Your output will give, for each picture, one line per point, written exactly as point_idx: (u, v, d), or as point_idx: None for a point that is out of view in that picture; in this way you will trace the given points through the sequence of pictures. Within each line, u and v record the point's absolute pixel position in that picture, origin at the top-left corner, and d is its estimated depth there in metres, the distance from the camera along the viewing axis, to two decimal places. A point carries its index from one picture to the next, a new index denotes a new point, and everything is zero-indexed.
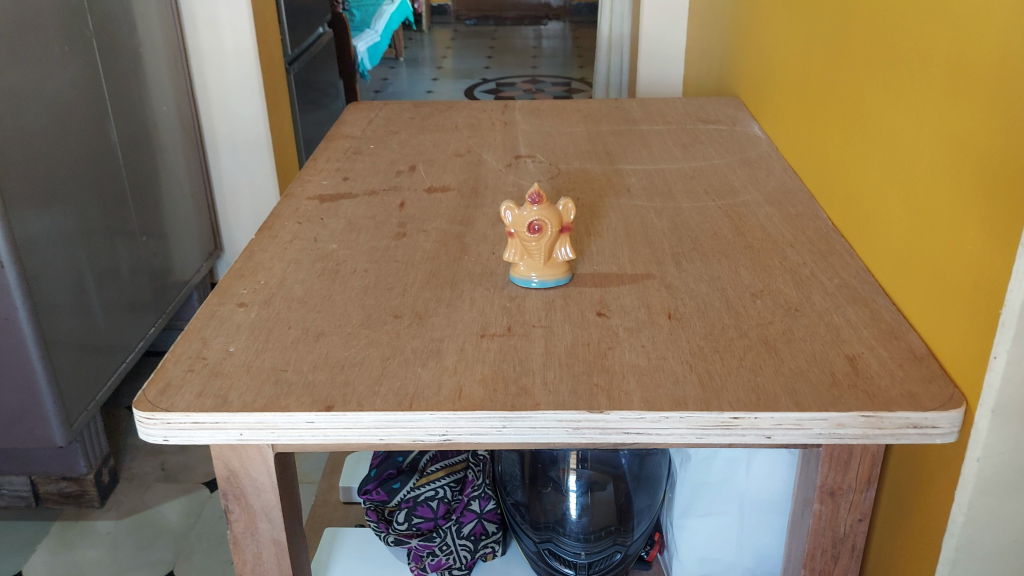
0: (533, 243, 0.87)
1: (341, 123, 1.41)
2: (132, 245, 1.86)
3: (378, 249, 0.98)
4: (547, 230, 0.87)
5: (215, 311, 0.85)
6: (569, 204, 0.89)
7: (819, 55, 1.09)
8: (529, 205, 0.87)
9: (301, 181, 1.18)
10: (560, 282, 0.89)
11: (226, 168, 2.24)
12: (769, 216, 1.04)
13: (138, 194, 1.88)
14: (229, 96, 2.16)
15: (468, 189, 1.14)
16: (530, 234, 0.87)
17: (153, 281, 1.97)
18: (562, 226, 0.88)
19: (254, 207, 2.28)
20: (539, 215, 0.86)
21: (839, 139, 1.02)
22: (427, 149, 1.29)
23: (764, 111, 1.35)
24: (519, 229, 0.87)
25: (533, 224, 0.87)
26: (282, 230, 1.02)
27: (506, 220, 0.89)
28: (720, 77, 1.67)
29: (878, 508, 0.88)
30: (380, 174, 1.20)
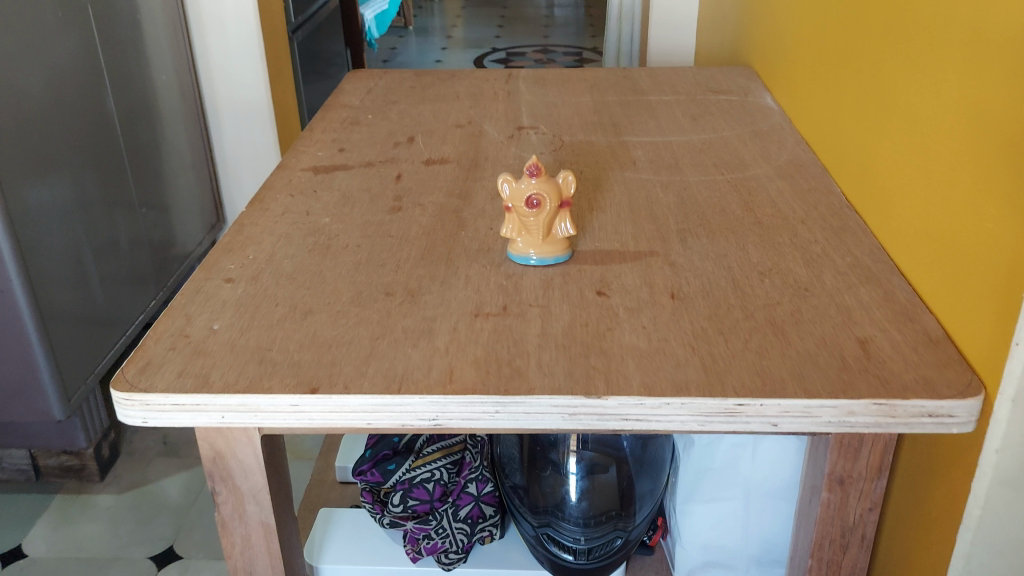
0: (532, 218, 0.84)
1: (340, 92, 1.37)
2: (131, 218, 1.83)
3: (371, 224, 0.94)
4: (546, 205, 0.83)
5: (201, 286, 0.82)
6: (568, 177, 0.85)
7: (836, 25, 1.04)
8: (527, 178, 0.84)
9: (296, 152, 1.14)
10: (560, 259, 0.86)
11: (227, 138, 2.20)
12: (780, 191, 1.00)
13: (136, 165, 1.85)
14: (229, 64, 2.10)
15: (469, 162, 1.10)
16: (528, 209, 0.83)
17: (154, 254, 1.95)
18: (562, 200, 0.85)
19: (255, 179, 2.24)
20: (537, 188, 0.83)
21: (855, 114, 0.97)
22: (427, 120, 1.24)
23: (778, 84, 1.30)
24: (517, 203, 0.84)
25: (532, 198, 0.83)
26: (273, 203, 0.99)
27: (503, 194, 0.85)
28: (733, 46, 1.61)
29: (888, 496, 0.85)
30: (377, 145, 1.16)
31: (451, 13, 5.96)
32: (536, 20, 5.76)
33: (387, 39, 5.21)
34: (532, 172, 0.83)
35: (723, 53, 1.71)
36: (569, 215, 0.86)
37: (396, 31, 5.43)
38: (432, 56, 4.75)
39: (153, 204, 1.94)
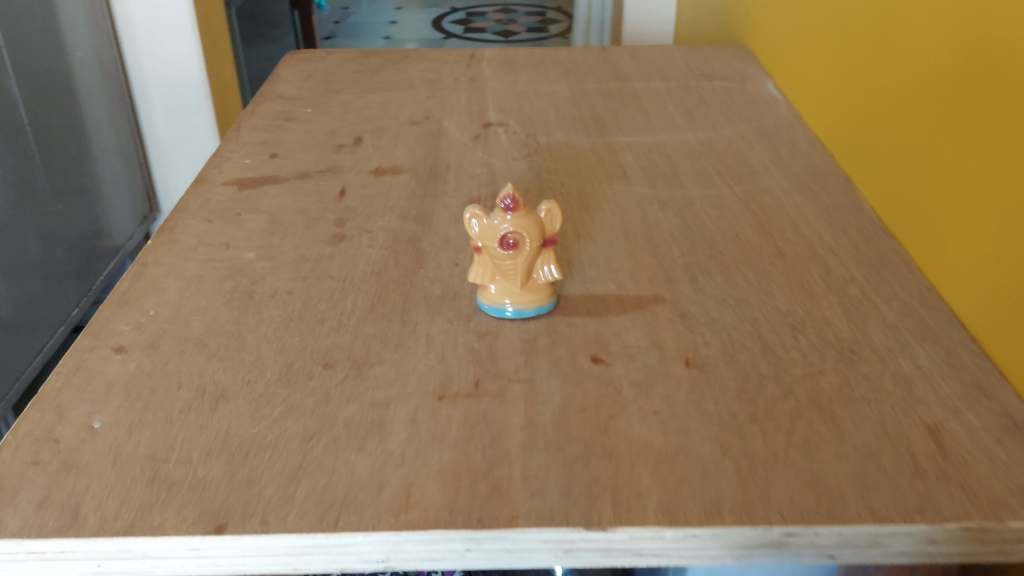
0: (507, 262, 0.67)
1: (273, 78, 1.17)
2: (43, 217, 1.62)
3: (308, 261, 0.76)
4: (525, 245, 0.66)
5: (83, 361, 0.63)
6: (553, 208, 0.67)
7: (862, 10, 0.88)
8: (500, 211, 0.66)
9: (216, 160, 0.95)
10: (542, 312, 0.69)
11: (158, 118, 1.97)
12: (800, 209, 0.85)
13: (49, 157, 1.63)
14: (156, 33, 1.86)
15: (428, 171, 0.92)
16: (502, 251, 0.66)
17: (77, 253, 1.74)
18: (545, 239, 0.67)
19: (194, 163, 2.02)
20: (513, 227, 0.65)
21: (891, 118, 0.82)
22: (376, 115, 1.06)
23: (780, 73, 1.15)
24: (488, 243, 0.66)
25: (507, 239, 0.65)
26: (184, 232, 0.80)
27: (470, 230, 0.68)
28: (722, 20, 1.44)
29: (916, 572, 0.72)
30: (317, 149, 0.97)
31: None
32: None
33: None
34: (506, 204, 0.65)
35: (708, 29, 1.53)
36: (554, 256, 0.69)
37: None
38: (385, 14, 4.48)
39: (74, 198, 1.72)
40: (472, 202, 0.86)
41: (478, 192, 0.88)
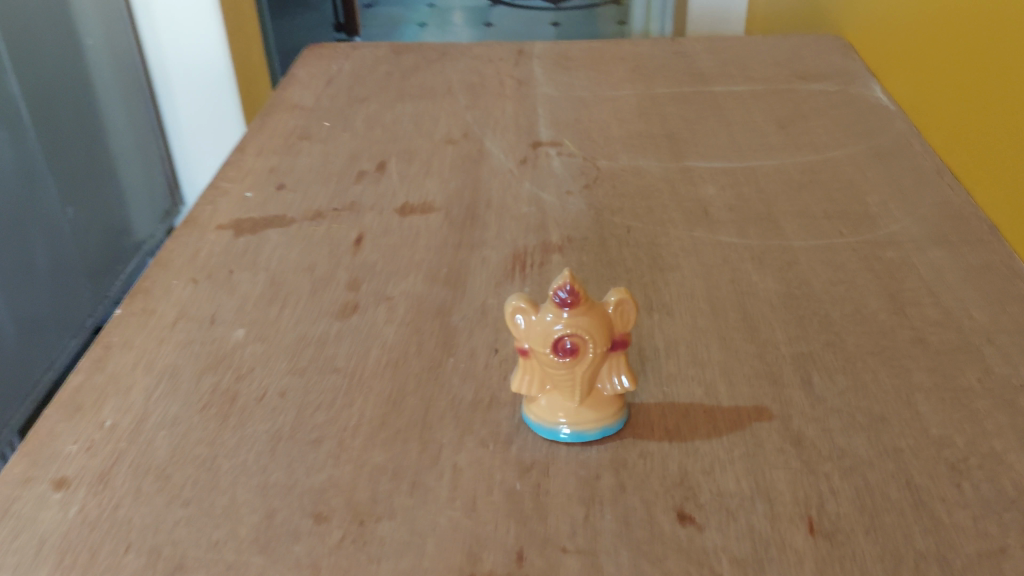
0: (563, 372, 0.50)
1: (288, 82, 1.01)
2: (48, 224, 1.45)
3: (309, 344, 0.60)
4: (587, 351, 0.49)
5: (10, 502, 0.49)
6: (625, 299, 0.50)
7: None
8: (554, 306, 0.49)
9: (214, 194, 0.79)
10: (608, 434, 0.52)
11: None
12: (940, 269, 0.66)
13: (69, 158, 1.52)
14: (176, 13, 1.63)
15: (464, 212, 0.76)
16: (556, 360, 0.49)
17: (100, 245, 1.60)
18: (613, 340, 0.50)
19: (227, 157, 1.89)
20: (571, 329, 0.48)
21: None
22: (405, 133, 0.89)
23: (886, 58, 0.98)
24: (538, 348, 0.49)
25: (563, 343, 0.49)
26: (163, 301, 0.65)
27: (511, 328, 0.51)
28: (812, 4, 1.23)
29: None
30: (333, 180, 0.81)
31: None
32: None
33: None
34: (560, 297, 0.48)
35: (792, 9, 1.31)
36: (625, 360, 0.51)
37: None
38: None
39: (81, 193, 1.54)
40: (518, 256, 0.69)
41: (525, 241, 0.71)
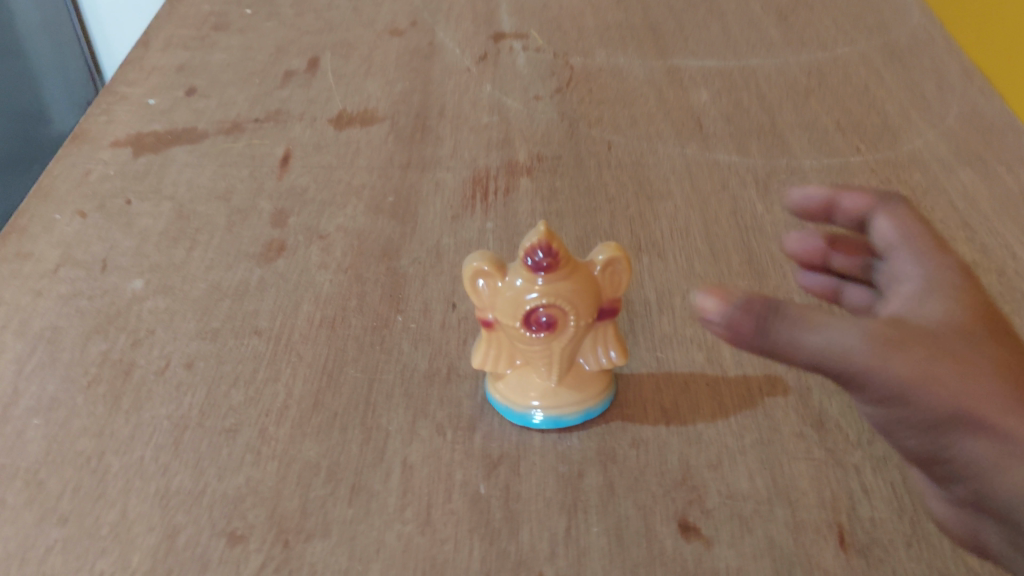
0: (538, 348, 0.40)
1: None
2: None
3: (224, 298, 0.49)
4: (568, 324, 0.39)
5: None
6: (617, 257, 0.39)
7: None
8: (526, 269, 0.38)
9: (108, 99, 0.66)
10: (591, 418, 0.42)
11: None
12: (971, 196, 0.56)
13: None
14: None
15: (413, 121, 0.63)
16: (528, 335, 0.39)
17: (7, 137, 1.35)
18: (601, 309, 0.40)
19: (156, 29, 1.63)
20: (547, 299, 0.38)
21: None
22: (342, 21, 0.75)
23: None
24: (505, 319, 0.39)
25: (538, 315, 0.39)
26: (42, 240, 0.53)
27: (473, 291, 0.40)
28: None
29: None
30: (254, 80, 0.68)
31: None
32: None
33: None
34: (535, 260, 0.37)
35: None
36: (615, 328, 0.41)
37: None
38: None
39: None
40: (478, 180, 0.58)
41: (487, 161, 0.60)
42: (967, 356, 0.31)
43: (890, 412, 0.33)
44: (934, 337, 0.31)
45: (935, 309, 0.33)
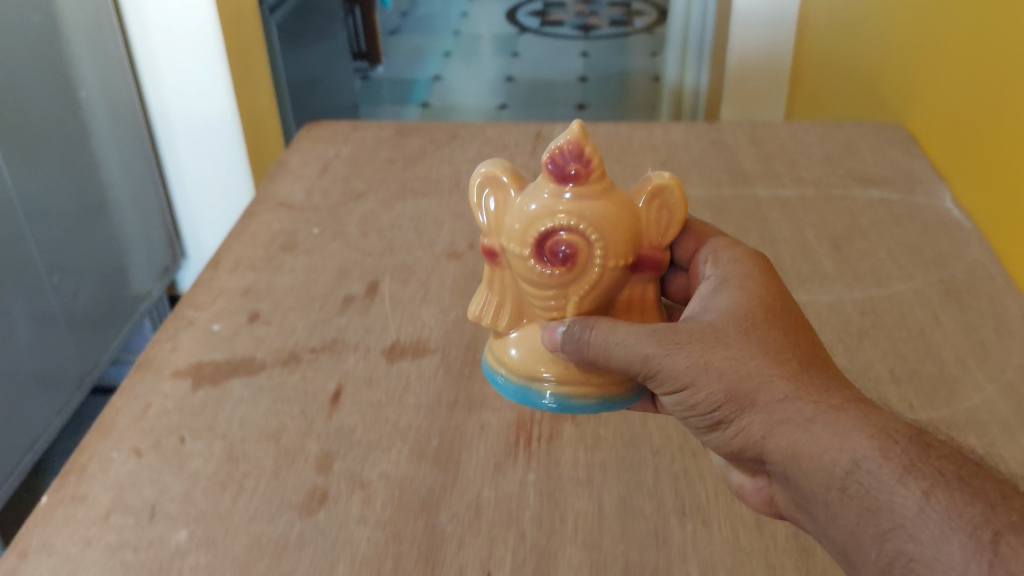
0: (551, 275, 0.52)
1: (278, 170, 0.90)
2: (24, 297, 1.17)
3: (263, 556, 0.50)
4: (581, 247, 0.51)
5: None
6: (651, 196, 0.53)
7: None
8: (553, 184, 0.51)
9: (177, 325, 0.69)
10: (610, 407, 0.54)
11: (183, 162, 1.48)
12: None
13: (38, 225, 1.19)
14: (176, 51, 1.37)
15: (463, 353, 0.65)
16: (548, 254, 0.51)
17: (95, 294, 1.34)
18: (629, 243, 0.52)
19: (223, 206, 1.52)
20: (569, 219, 0.50)
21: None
22: (403, 242, 0.79)
23: (909, 61, 0.95)
24: (520, 246, 0.52)
25: (556, 233, 0.51)
26: (97, 482, 0.55)
27: (487, 221, 0.54)
28: (866, 88, 1.10)
29: None
30: (315, 306, 0.70)
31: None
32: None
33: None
34: (563, 166, 0.51)
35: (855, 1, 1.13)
36: (648, 277, 0.54)
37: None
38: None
39: (65, 258, 1.26)
40: (522, 423, 0.59)
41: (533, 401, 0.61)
42: (749, 358, 0.45)
43: (693, 400, 0.46)
44: (734, 335, 0.46)
45: (726, 321, 0.47)
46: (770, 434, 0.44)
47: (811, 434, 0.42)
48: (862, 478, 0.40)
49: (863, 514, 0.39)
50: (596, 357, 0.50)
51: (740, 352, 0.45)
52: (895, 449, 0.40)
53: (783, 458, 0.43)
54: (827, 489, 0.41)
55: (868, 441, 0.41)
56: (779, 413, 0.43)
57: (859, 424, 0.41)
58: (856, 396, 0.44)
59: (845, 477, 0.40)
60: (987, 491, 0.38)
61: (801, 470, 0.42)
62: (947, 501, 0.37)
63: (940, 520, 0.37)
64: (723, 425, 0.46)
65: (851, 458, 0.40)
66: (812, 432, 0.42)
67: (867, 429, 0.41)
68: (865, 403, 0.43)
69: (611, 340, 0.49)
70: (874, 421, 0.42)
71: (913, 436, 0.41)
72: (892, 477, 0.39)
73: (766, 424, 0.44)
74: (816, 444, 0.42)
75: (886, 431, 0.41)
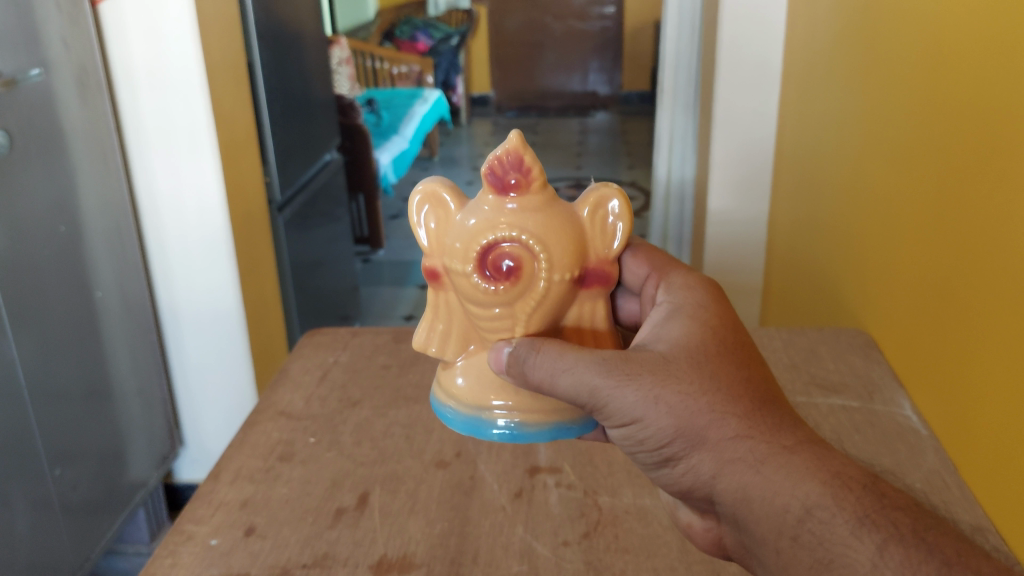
0: (496, 289, 0.65)
1: (280, 378, 0.96)
2: (26, 491, 1.19)
3: None
4: (521, 259, 0.64)
5: None
6: (587, 210, 0.66)
7: (956, 183, 0.82)
8: (496, 198, 0.65)
9: (176, 540, 0.72)
10: (562, 435, 0.67)
11: (189, 351, 1.55)
12: None
13: (50, 422, 1.23)
14: (191, 251, 1.47)
15: (447, 568, 0.68)
16: (493, 268, 0.64)
17: (95, 481, 1.36)
18: (570, 258, 0.65)
19: (224, 394, 1.57)
20: (509, 232, 0.63)
21: (994, 339, 0.74)
22: (394, 449, 0.84)
23: (857, 258, 1.07)
24: (464, 261, 0.65)
25: (499, 246, 0.64)
26: None
27: (430, 241, 0.67)
28: (827, 293, 1.20)
29: None
30: (308, 519, 0.74)
31: (455, 19, 5.28)
32: (571, 113, 5.32)
33: (352, 29, 4.53)
34: (503, 176, 0.64)
35: (823, 135, 1.22)
36: (595, 291, 0.68)
37: (363, 21, 4.76)
38: (448, 122, 4.18)
39: (70, 451, 1.29)
40: None
41: None
42: (704, 395, 0.57)
43: (641, 433, 0.58)
44: (692, 372, 0.58)
45: (678, 354, 0.59)
46: (720, 473, 0.57)
47: (763, 477, 0.55)
48: (811, 524, 0.52)
49: (812, 549, 0.52)
50: (537, 382, 0.61)
51: (686, 389, 0.57)
52: (850, 498, 0.53)
53: (731, 491, 0.56)
54: (778, 527, 0.53)
55: (817, 488, 0.53)
56: (727, 454, 0.56)
57: (811, 474, 0.54)
58: (805, 435, 0.57)
59: (801, 520, 0.53)
60: (946, 547, 0.49)
61: (754, 505, 0.55)
62: (901, 557, 0.49)
63: (896, 571, 0.49)
64: (673, 461, 0.58)
65: (803, 507, 0.53)
66: (763, 476, 0.55)
67: (818, 481, 0.54)
68: (817, 445, 0.56)
69: (558, 367, 0.60)
70: (827, 468, 0.54)
71: (866, 487, 0.53)
72: (847, 530, 0.51)
73: (716, 465, 0.57)
74: (769, 487, 0.54)
75: (841, 480, 0.54)
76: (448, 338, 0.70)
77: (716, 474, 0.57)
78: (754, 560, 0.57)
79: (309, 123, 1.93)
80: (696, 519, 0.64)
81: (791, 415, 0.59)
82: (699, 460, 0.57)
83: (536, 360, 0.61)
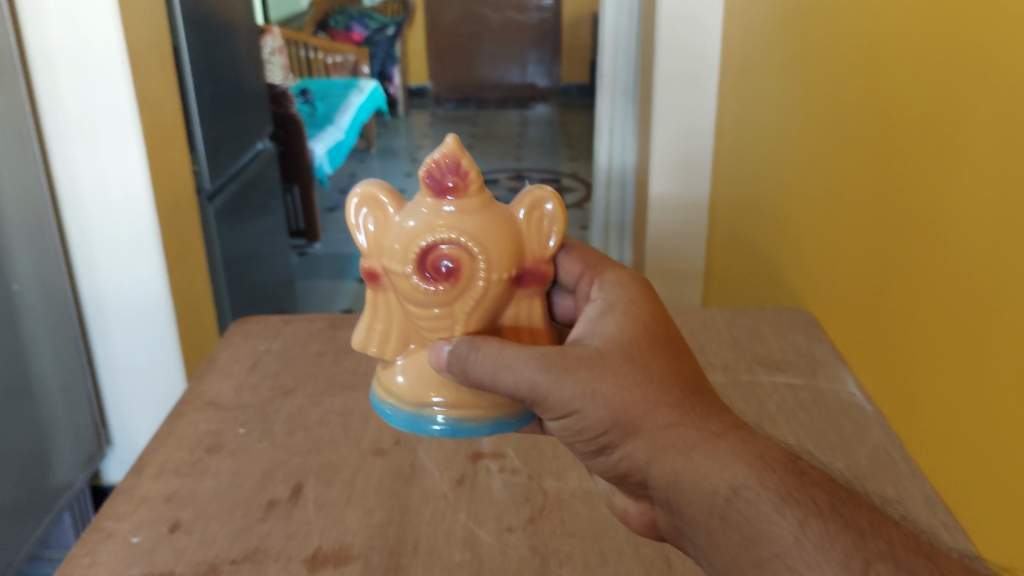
0: (436, 290, 0.62)
1: (208, 368, 0.91)
2: None
3: None
4: (460, 259, 0.61)
5: None
6: (526, 210, 0.64)
7: (891, 164, 0.82)
8: (434, 199, 0.62)
9: (95, 538, 0.67)
10: (503, 430, 0.64)
11: (115, 347, 1.48)
12: None
13: None
14: (116, 242, 1.40)
15: (386, 558, 0.65)
16: (433, 270, 0.61)
17: (17, 485, 1.29)
18: (509, 258, 0.63)
19: (153, 390, 1.51)
20: (448, 235, 0.60)
21: (939, 335, 0.73)
22: (330, 438, 0.80)
23: (797, 236, 1.08)
24: (403, 262, 0.62)
25: (438, 248, 0.61)
26: None
27: (369, 242, 0.64)
28: (768, 273, 1.21)
29: None
30: (238, 513, 0.70)
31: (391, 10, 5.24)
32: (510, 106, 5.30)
33: (285, 19, 4.43)
34: (441, 179, 0.61)
35: (763, 117, 1.21)
36: (532, 290, 0.66)
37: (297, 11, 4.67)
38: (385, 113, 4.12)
39: None
40: None
41: None
42: (637, 385, 0.55)
43: (578, 425, 0.56)
44: (622, 362, 0.56)
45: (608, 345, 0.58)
46: (653, 459, 0.54)
47: (694, 462, 0.53)
48: (737, 505, 0.50)
49: (738, 528, 0.50)
50: (475, 377, 0.59)
51: (622, 381, 0.55)
52: (773, 478, 0.51)
53: (665, 478, 0.54)
54: (706, 510, 0.52)
55: (743, 468, 0.52)
56: (659, 441, 0.54)
57: (737, 455, 0.53)
58: (731, 420, 0.56)
59: (728, 501, 0.51)
60: (860, 520, 0.49)
61: (686, 491, 0.53)
62: (821, 531, 0.48)
63: (817, 545, 0.47)
64: (610, 449, 0.56)
65: (729, 488, 0.51)
66: (696, 460, 0.53)
67: (743, 461, 0.52)
68: (744, 431, 0.55)
69: (497, 365, 0.58)
70: (751, 450, 0.53)
71: (787, 466, 0.52)
72: (771, 507, 0.50)
73: (650, 450, 0.55)
74: (698, 471, 0.53)
75: (763, 461, 0.52)
76: (387, 339, 0.66)
77: (650, 460, 0.55)
78: (689, 546, 0.55)
79: (240, 111, 1.86)
80: (631, 502, 0.61)
81: (718, 403, 0.57)
82: (634, 448, 0.55)
83: (477, 357, 0.59)
